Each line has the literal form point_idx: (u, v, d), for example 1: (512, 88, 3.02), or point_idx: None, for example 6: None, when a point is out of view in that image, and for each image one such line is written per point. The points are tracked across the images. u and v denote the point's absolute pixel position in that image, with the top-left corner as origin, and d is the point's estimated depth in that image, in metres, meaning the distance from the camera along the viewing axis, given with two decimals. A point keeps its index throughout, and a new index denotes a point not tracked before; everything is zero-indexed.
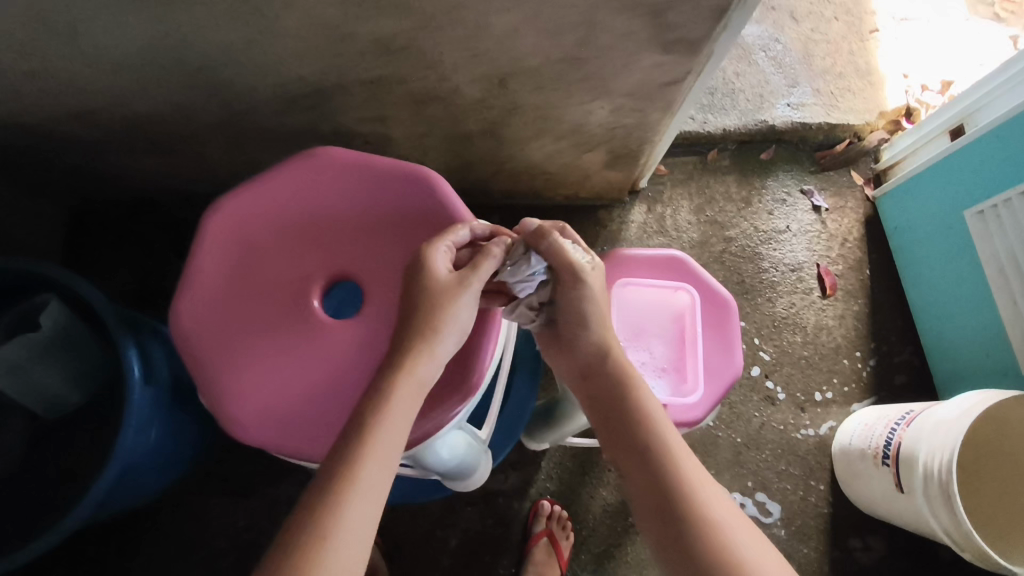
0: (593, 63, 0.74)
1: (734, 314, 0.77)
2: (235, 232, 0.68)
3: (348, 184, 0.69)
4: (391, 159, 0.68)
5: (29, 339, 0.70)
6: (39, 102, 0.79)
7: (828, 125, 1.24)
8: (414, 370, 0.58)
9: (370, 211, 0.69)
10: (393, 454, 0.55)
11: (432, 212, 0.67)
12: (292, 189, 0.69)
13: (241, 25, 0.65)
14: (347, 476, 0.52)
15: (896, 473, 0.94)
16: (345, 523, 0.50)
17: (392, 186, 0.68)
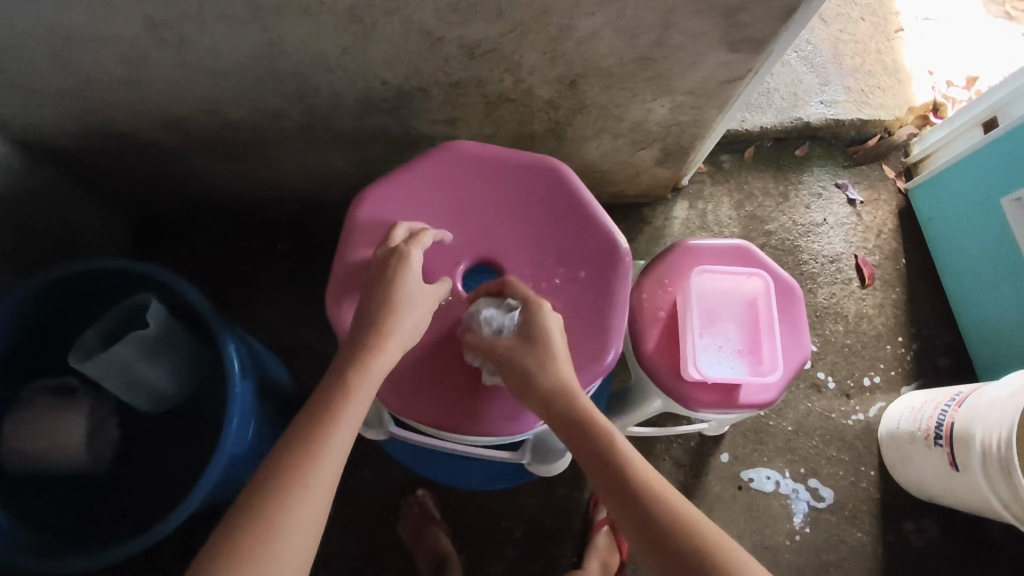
0: (663, 62, 0.78)
1: (799, 299, 0.82)
2: (383, 223, 0.70)
3: (487, 175, 0.72)
4: (524, 153, 0.73)
5: (142, 339, 0.75)
6: (131, 111, 0.82)
7: (861, 121, 1.28)
8: (373, 363, 0.59)
9: (509, 197, 0.72)
10: (345, 444, 0.56)
11: (569, 199, 0.72)
12: (435, 181, 0.72)
13: (341, 32, 0.69)
14: (308, 458, 0.53)
15: (950, 453, 0.96)
16: (299, 507, 0.51)
17: (529, 176, 0.72)
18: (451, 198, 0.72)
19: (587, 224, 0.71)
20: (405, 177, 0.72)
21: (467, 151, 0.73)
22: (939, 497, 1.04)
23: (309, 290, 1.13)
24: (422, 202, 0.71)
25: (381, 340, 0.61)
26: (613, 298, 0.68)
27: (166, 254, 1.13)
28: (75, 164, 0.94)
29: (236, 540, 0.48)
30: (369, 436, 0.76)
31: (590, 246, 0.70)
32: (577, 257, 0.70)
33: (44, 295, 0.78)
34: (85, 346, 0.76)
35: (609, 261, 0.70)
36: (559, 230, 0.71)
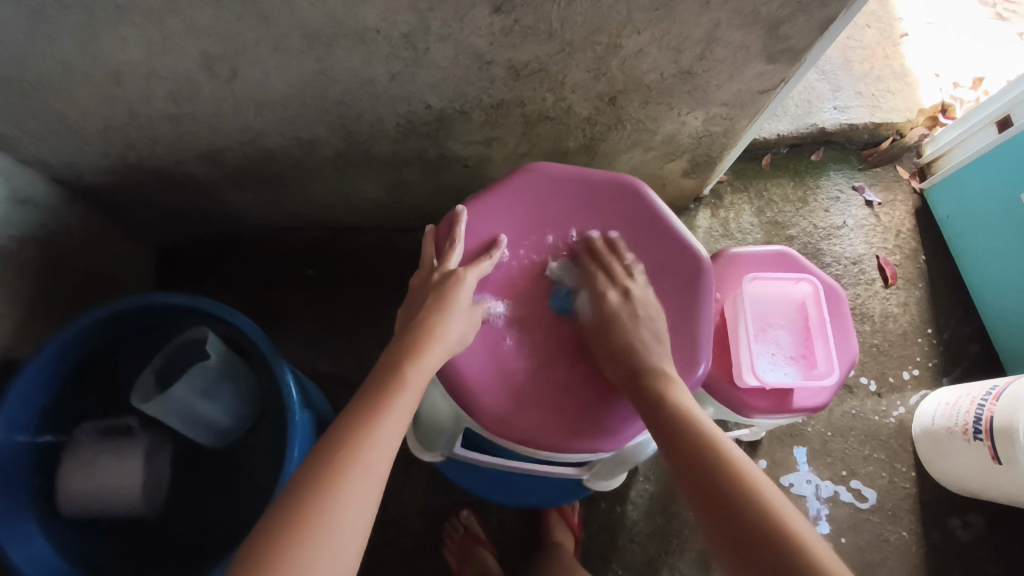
0: (702, 76, 0.79)
1: (844, 301, 0.83)
2: (473, 236, 0.71)
3: (570, 192, 0.73)
4: (604, 172, 0.74)
5: (203, 369, 0.78)
6: (172, 146, 0.81)
7: (874, 125, 1.30)
8: (424, 359, 0.61)
9: (590, 219, 0.73)
10: (399, 431, 0.56)
11: (648, 219, 0.73)
12: (522, 196, 0.72)
13: (392, 60, 0.69)
14: (366, 438, 0.54)
15: (991, 447, 0.97)
16: (354, 483, 0.51)
17: (610, 196, 0.73)
18: (533, 219, 0.72)
19: (666, 242, 0.72)
20: (489, 198, 0.72)
21: (547, 172, 0.73)
22: (980, 491, 1.05)
23: (342, 316, 1.13)
24: (506, 223, 0.72)
25: (431, 337, 0.62)
26: (698, 312, 0.69)
27: (194, 287, 1.12)
28: (107, 204, 0.93)
29: (298, 514, 0.48)
30: (422, 458, 0.78)
31: (670, 262, 0.72)
32: (658, 271, 0.71)
33: (91, 336, 0.78)
34: (143, 388, 0.79)
35: (691, 276, 0.71)
36: (641, 248, 0.72)
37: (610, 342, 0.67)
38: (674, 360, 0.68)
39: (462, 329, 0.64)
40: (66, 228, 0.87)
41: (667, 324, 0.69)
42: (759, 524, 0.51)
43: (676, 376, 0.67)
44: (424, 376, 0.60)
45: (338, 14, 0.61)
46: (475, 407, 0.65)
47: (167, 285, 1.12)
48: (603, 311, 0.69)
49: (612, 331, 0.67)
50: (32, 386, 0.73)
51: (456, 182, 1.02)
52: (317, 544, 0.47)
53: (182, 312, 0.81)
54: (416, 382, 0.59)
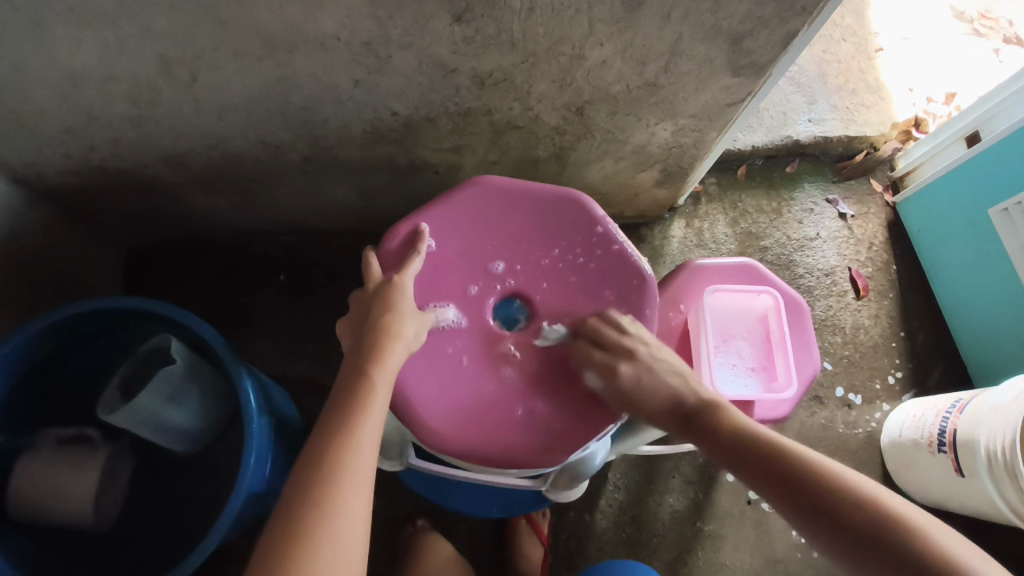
0: (668, 88, 0.80)
1: (806, 313, 0.82)
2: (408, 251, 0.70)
3: (511, 207, 0.73)
4: (548, 185, 0.73)
5: (168, 374, 0.77)
6: (135, 149, 0.80)
7: (848, 138, 1.31)
8: (388, 361, 0.60)
9: (535, 231, 0.72)
10: (378, 434, 0.57)
11: (592, 228, 0.73)
12: (462, 214, 0.72)
13: (354, 67, 0.69)
14: (349, 444, 0.54)
15: (954, 459, 0.97)
16: (347, 493, 0.51)
17: (553, 208, 0.73)
18: (475, 234, 0.72)
19: (612, 254, 0.72)
20: (432, 212, 0.71)
21: (493, 186, 0.73)
22: (944, 502, 1.05)
23: (312, 320, 1.12)
24: (449, 238, 0.72)
25: (393, 338, 0.62)
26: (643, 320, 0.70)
27: (163, 289, 1.11)
28: (71, 207, 0.92)
29: (299, 529, 0.48)
30: (383, 467, 0.76)
31: (616, 270, 0.72)
32: (606, 280, 0.72)
33: (49, 338, 0.77)
34: (107, 403, 0.79)
35: (638, 289, 0.71)
36: (584, 262, 0.72)
37: (643, 405, 0.65)
38: None
39: (418, 335, 0.64)
40: (26, 228, 0.86)
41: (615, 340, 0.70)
42: (883, 529, 0.50)
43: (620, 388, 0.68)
44: (390, 376, 0.60)
45: (295, 21, 0.61)
46: (419, 426, 0.65)
47: (136, 288, 1.11)
48: (617, 387, 0.66)
49: (635, 394, 0.66)
50: None
51: (427, 188, 1.02)
52: (323, 557, 0.48)
53: (143, 317, 0.80)
54: (385, 383, 0.59)
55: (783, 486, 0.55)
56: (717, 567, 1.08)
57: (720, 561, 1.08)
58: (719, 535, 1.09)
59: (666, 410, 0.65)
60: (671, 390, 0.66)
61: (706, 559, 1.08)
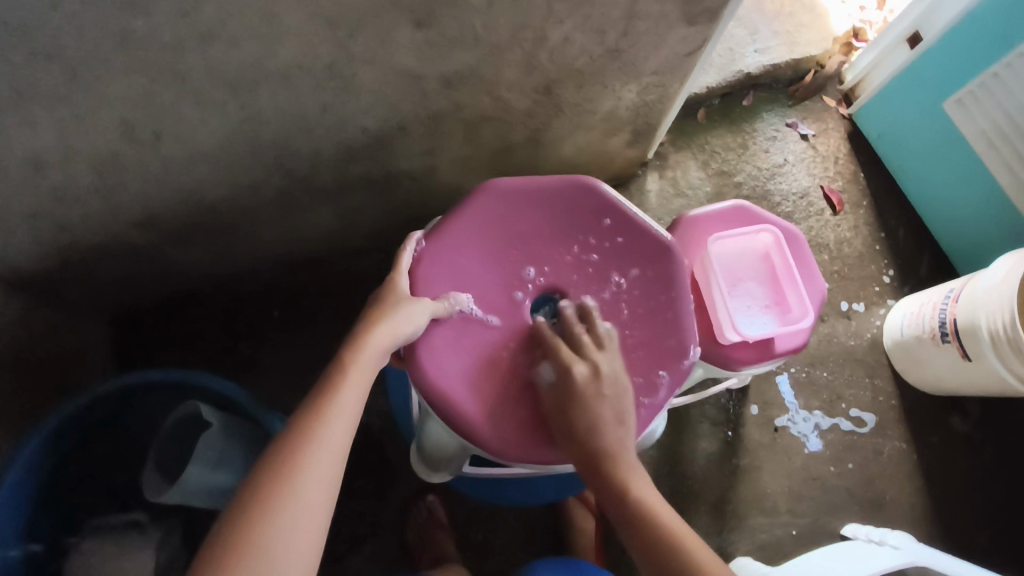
0: (630, 50, 0.80)
1: (805, 243, 0.85)
2: (438, 269, 0.69)
3: (527, 205, 0.72)
4: (557, 175, 0.73)
5: (208, 438, 0.75)
6: (107, 219, 0.77)
7: (795, 60, 1.33)
8: (369, 342, 0.60)
9: (556, 224, 0.72)
10: (356, 409, 0.56)
11: (610, 210, 0.73)
12: (482, 220, 0.71)
13: (321, 92, 0.67)
14: (319, 417, 0.54)
15: (959, 346, 1.02)
16: (312, 458, 0.51)
17: (569, 198, 0.73)
18: (498, 240, 0.71)
19: (635, 232, 0.73)
20: (452, 222, 0.71)
21: (506, 188, 0.72)
22: (955, 389, 1.11)
23: (317, 351, 1.11)
24: (472, 245, 0.71)
25: (377, 322, 0.62)
26: (678, 291, 0.71)
27: (161, 353, 1.08)
28: (58, 294, 0.88)
29: (259, 489, 0.49)
30: (432, 480, 0.77)
31: (644, 248, 0.72)
32: (634, 260, 0.72)
33: (73, 426, 0.76)
34: (152, 484, 0.76)
35: (668, 259, 0.72)
36: (609, 246, 0.72)
37: (578, 433, 0.63)
38: (668, 343, 0.70)
39: (413, 322, 0.63)
40: (21, 325, 0.82)
41: (659, 316, 0.71)
42: None
43: (674, 360, 0.69)
44: (375, 349, 0.60)
45: (256, 58, 0.59)
46: (486, 442, 0.65)
47: (131, 358, 1.08)
48: (569, 388, 0.64)
49: (575, 409, 0.64)
50: (16, 492, 0.71)
51: (405, 196, 1.00)
52: (285, 516, 0.48)
53: (164, 389, 0.80)
54: (368, 356, 0.59)
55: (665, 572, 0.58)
56: (759, 497, 1.12)
57: (761, 491, 1.12)
58: (755, 467, 1.14)
59: (586, 458, 0.63)
60: (603, 428, 0.63)
61: (748, 492, 1.12)
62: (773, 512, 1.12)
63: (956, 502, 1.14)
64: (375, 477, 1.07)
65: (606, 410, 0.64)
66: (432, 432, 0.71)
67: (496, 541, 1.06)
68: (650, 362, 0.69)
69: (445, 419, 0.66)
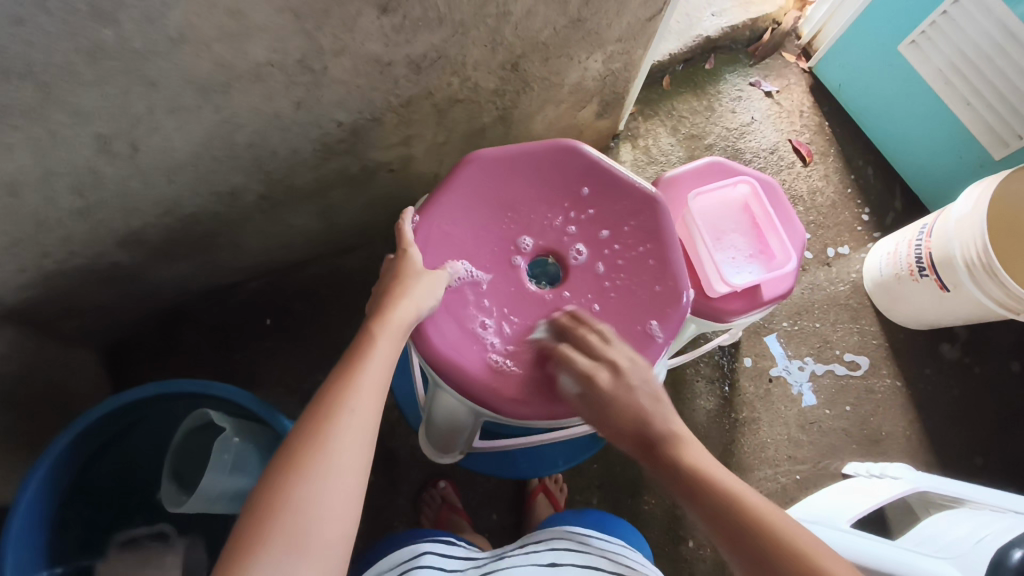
0: (592, 19, 0.81)
1: (780, 190, 0.87)
2: (433, 240, 0.70)
3: (513, 173, 0.74)
4: (539, 141, 0.74)
5: (224, 443, 0.74)
6: (90, 241, 0.77)
7: (751, 20, 1.35)
8: (392, 315, 0.60)
9: (543, 188, 0.74)
10: (384, 377, 0.56)
11: (594, 170, 0.74)
12: (471, 190, 0.73)
13: (294, 88, 0.68)
14: (351, 383, 0.53)
15: (937, 278, 1.05)
16: (343, 423, 0.51)
17: (553, 161, 0.74)
18: (488, 209, 0.73)
19: (618, 188, 0.74)
20: (441, 194, 0.72)
21: (490, 158, 0.73)
22: (937, 320, 1.14)
23: (313, 354, 1.11)
24: (463, 215, 0.72)
25: (398, 297, 0.62)
26: (665, 241, 0.73)
27: (157, 373, 1.08)
28: (47, 326, 0.87)
29: (296, 454, 0.48)
30: (443, 461, 0.81)
31: (629, 204, 0.74)
32: (621, 215, 0.74)
33: (75, 451, 0.75)
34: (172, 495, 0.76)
35: (652, 209, 0.74)
36: (596, 205, 0.74)
37: (614, 419, 0.60)
38: (660, 293, 0.71)
39: (429, 296, 0.64)
40: (15, 356, 0.81)
41: (644, 265, 0.72)
42: None
43: (668, 308, 0.70)
44: (396, 330, 0.59)
45: (226, 58, 0.59)
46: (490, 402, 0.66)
47: (126, 382, 1.07)
48: (593, 392, 0.62)
49: (607, 407, 0.61)
50: (30, 520, 0.70)
51: (384, 189, 1.01)
52: (317, 474, 0.47)
53: (164, 401, 0.80)
54: (391, 332, 0.59)
55: (733, 540, 0.51)
56: (761, 446, 1.15)
57: (762, 441, 1.15)
58: (754, 419, 1.16)
59: (635, 438, 0.60)
60: (643, 407, 0.60)
61: (750, 443, 1.15)
62: (777, 459, 1.15)
63: (949, 429, 1.18)
64: (385, 471, 1.08)
65: (642, 396, 0.61)
66: (440, 408, 0.72)
67: (510, 520, 1.07)
68: (643, 311, 0.70)
69: (450, 385, 0.67)
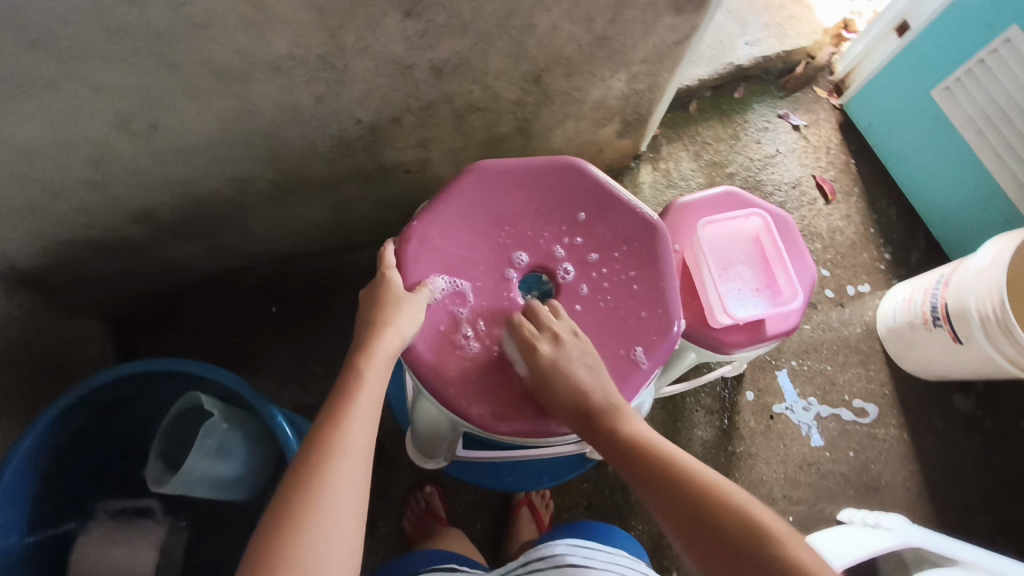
0: (618, 39, 0.81)
1: (794, 227, 0.86)
2: (427, 250, 0.70)
3: (514, 187, 0.74)
4: (542, 157, 0.75)
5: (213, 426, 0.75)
6: (103, 214, 0.78)
7: (785, 52, 1.34)
8: (376, 350, 0.60)
9: (543, 204, 0.74)
10: (373, 411, 0.56)
11: (594, 191, 0.74)
12: (469, 202, 0.73)
13: (314, 83, 0.68)
14: (342, 423, 0.53)
15: (950, 330, 1.03)
16: (339, 466, 0.50)
17: (554, 178, 0.74)
18: (486, 221, 0.73)
19: (615, 212, 0.74)
20: (440, 203, 0.72)
21: (490, 170, 0.73)
22: (948, 373, 1.12)
23: (314, 345, 1.11)
24: (459, 225, 0.72)
25: (382, 328, 0.62)
26: (661, 268, 0.72)
27: (160, 350, 1.09)
28: (56, 293, 0.89)
29: (293, 500, 0.48)
30: (427, 466, 0.81)
31: (627, 227, 0.74)
32: (617, 238, 0.73)
33: (68, 418, 0.76)
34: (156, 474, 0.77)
35: (647, 237, 0.73)
36: (593, 226, 0.74)
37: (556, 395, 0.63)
38: (653, 320, 0.70)
39: (413, 323, 0.64)
40: (20, 320, 0.83)
41: (629, 290, 0.72)
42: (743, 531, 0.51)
43: (658, 336, 0.70)
44: (381, 361, 0.60)
45: (248, 48, 0.60)
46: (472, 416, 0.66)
47: (129, 355, 1.08)
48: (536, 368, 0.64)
49: (548, 378, 0.63)
50: (16, 483, 0.71)
51: (398, 189, 1.01)
52: (317, 521, 0.47)
53: (160, 379, 0.81)
54: (380, 365, 0.59)
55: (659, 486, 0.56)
56: (756, 483, 1.13)
57: (757, 478, 1.13)
58: (751, 454, 1.14)
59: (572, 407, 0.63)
60: (579, 379, 0.64)
61: (745, 479, 1.13)
62: (771, 498, 1.12)
63: (953, 486, 1.15)
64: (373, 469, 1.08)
65: (577, 367, 0.64)
66: (424, 414, 0.73)
67: (493, 532, 1.06)
68: (633, 337, 0.70)
69: (434, 396, 0.66)
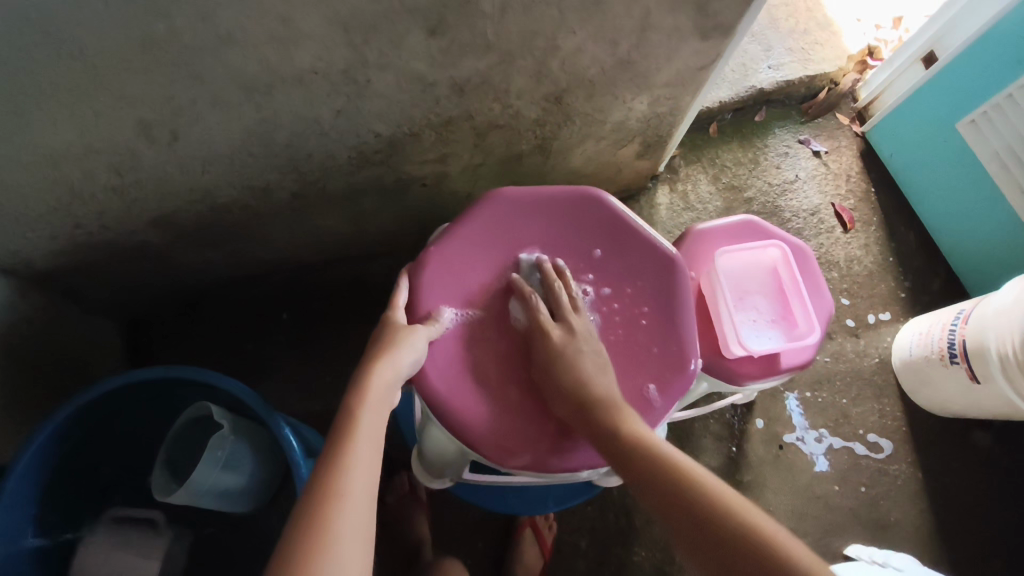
0: (641, 62, 0.80)
1: (811, 260, 0.85)
2: (441, 279, 0.70)
3: (532, 216, 0.73)
4: (562, 186, 0.74)
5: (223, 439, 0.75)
6: (121, 218, 0.78)
7: (809, 77, 1.33)
8: (372, 383, 0.58)
9: (560, 234, 0.73)
10: (376, 447, 0.54)
11: (612, 222, 0.74)
12: (486, 230, 0.72)
13: (336, 97, 0.68)
14: (344, 462, 0.51)
15: (968, 368, 1.01)
16: (345, 508, 0.48)
17: (573, 208, 0.74)
18: (501, 250, 0.72)
19: (633, 244, 0.73)
20: (457, 231, 0.71)
21: (509, 199, 0.73)
22: (964, 411, 1.09)
23: (323, 354, 1.11)
24: (475, 254, 0.72)
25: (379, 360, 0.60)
26: (677, 304, 0.71)
27: (171, 352, 1.09)
28: (70, 293, 0.89)
29: (298, 542, 0.45)
30: (432, 486, 0.80)
31: (645, 260, 0.73)
32: (634, 272, 0.73)
33: (76, 423, 0.76)
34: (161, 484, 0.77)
35: (664, 271, 0.72)
36: (610, 259, 0.73)
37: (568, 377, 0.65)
38: (668, 357, 0.70)
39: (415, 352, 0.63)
40: (33, 319, 0.83)
41: (637, 325, 0.71)
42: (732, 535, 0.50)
43: (673, 373, 0.69)
44: (381, 395, 0.58)
45: (272, 61, 0.60)
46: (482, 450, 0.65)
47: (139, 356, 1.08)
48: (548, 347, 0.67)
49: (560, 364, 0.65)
50: (22, 487, 0.71)
51: (414, 202, 1.01)
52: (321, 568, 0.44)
53: (167, 386, 0.80)
54: (377, 399, 0.57)
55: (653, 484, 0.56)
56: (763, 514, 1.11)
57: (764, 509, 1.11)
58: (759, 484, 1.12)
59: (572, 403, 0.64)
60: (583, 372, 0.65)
61: None
62: None
63: (965, 526, 1.12)
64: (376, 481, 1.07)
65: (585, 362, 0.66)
66: (433, 437, 0.72)
67: (495, 552, 1.06)
68: (647, 373, 0.69)
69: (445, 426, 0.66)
